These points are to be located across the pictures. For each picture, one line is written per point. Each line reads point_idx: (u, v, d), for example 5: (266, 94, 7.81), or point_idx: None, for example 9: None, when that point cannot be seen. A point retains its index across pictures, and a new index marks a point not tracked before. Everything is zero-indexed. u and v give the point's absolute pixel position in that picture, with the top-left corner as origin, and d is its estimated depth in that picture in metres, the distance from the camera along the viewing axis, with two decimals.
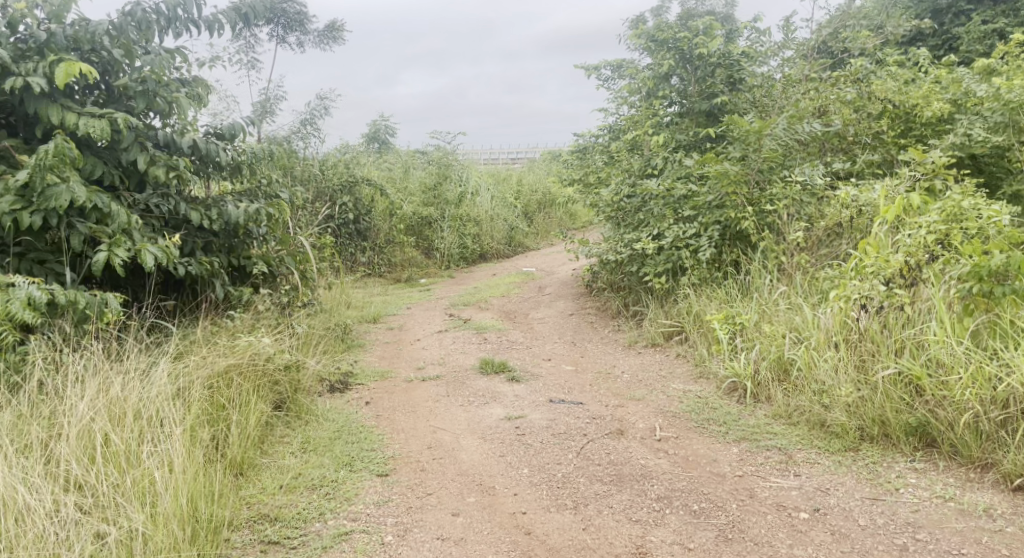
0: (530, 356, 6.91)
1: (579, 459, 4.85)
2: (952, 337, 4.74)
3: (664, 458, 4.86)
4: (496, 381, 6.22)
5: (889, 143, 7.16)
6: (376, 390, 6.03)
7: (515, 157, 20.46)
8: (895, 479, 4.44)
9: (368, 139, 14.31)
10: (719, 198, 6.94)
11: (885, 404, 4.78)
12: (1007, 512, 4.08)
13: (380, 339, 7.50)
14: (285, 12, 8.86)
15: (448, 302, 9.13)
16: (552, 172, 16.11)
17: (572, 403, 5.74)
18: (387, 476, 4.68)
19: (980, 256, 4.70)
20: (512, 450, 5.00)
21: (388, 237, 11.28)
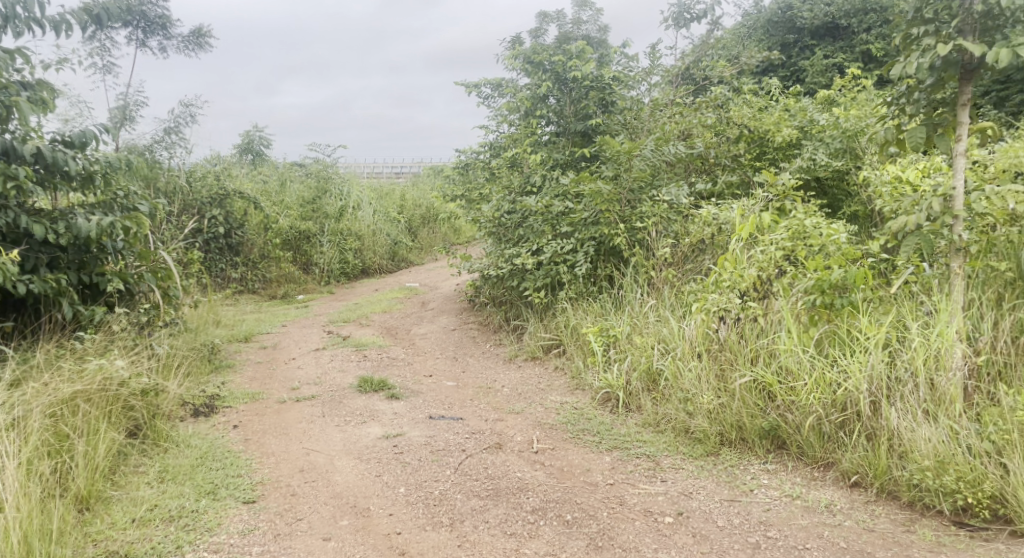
0: (410, 373, 6.91)
1: (456, 476, 4.91)
2: (798, 345, 5.05)
3: (540, 470, 4.98)
4: (374, 399, 6.20)
5: (745, 166, 7.57)
6: (245, 412, 5.90)
7: (399, 172, 20.36)
8: (749, 481, 4.72)
9: (240, 150, 13.90)
10: (595, 215, 7.19)
11: (741, 410, 5.06)
12: (845, 507, 4.39)
13: (251, 359, 7.34)
14: (145, 15, 8.59)
15: (325, 320, 9.01)
16: (435, 185, 16.23)
17: (451, 419, 5.81)
18: (254, 503, 4.60)
19: (821, 271, 5.10)
20: (388, 469, 5.01)
21: (262, 253, 11.10)
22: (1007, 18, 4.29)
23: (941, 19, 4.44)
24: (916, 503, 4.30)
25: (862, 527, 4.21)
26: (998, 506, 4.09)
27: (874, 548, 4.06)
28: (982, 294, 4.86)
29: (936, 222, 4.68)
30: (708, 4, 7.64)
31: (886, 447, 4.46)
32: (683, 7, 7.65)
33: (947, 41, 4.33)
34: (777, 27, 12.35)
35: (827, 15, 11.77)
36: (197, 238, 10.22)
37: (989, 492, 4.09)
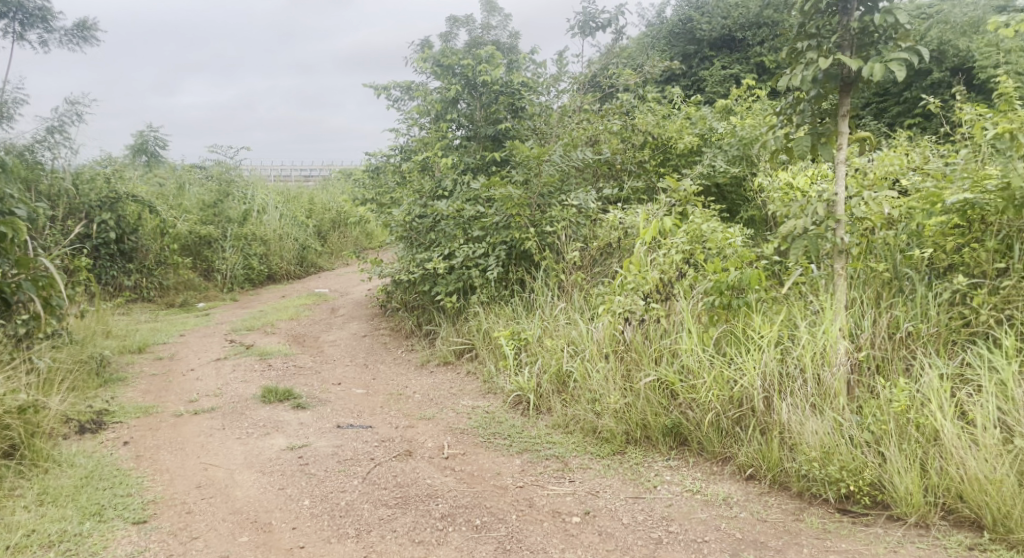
0: (318, 381, 6.84)
1: (363, 485, 4.89)
2: (697, 345, 5.24)
3: (449, 475, 5.01)
4: (279, 410, 6.12)
5: (650, 171, 7.83)
6: (137, 428, 5.73)
7: (307, 175, 20.09)
8: (653, 477, 4.86)
9: (133, 151, 13.36)
10: (505, 219, 7.25)
11: (646, 409, 5.21)
12: (742, 499, 4.57)
13: (146, 371, 7.12)
14: (23, 6, 8.25)
15: (228, 328, 8.80)
16: (344, 187, 16.11)
17: (360, 427, 5.78)
18: (144, 523, 4.50)
19: (720, 273, 5.33)
20: (292, 482, 4.95)
21: (158, 259, 10.60)
22: (881, 35, 4.58)
23: (823, 35, 4.71)
24: (804, 493, 4.52)
25: (756, 518, 4.40)
26: (877, 493, 4.34)
27: (767, 537, 4.25)
28: (863, 294, 5.17)
29: (821, 226, 4.96)
30: (612, 13, 7.83)
31: (778, 440, 4.67)
32: (588, 16, 7.82)
33: (828, 55, 4.61)
34: (678, 38, 12.95)
35: (724, 27, 12.45)
36: (84, 244, 9.66)
37: (869, 480, 4.34)
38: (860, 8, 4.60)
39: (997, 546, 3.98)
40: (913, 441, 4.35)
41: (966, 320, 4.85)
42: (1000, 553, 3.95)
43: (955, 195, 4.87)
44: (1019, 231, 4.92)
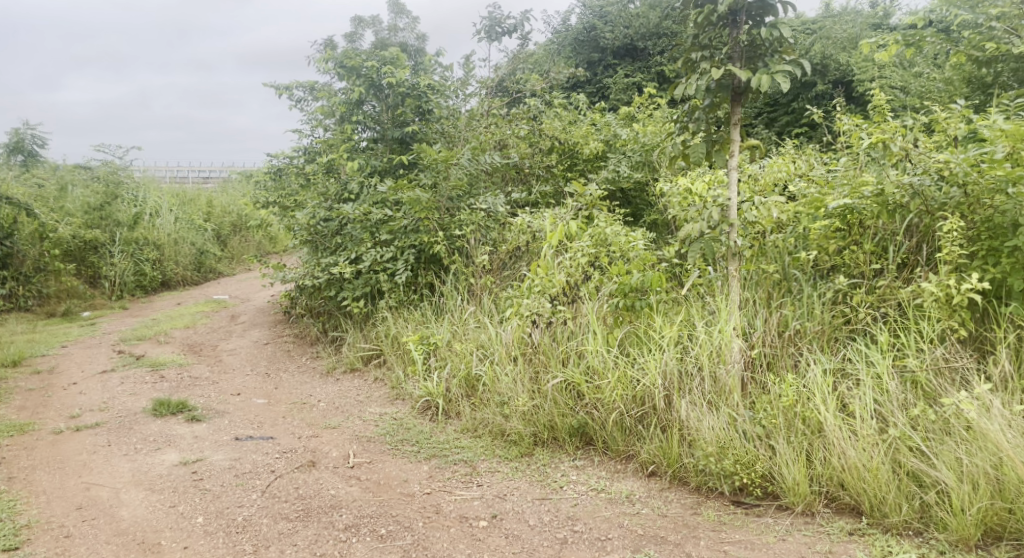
0: (214, 392, 6.67)
1: (263, 499, 4.80)
2: (602, 345, 5.35)
3: (355, 485, 4.96)
4: (171, 423, 5.95)
5: (557, 175, 8.02)
6: (11, 447, 5.48)
7: (204, 176, 19.53)
8: (559, 478, 4.93)
9: (10, 150, 12.87)
10: (414, 223, 7.24)
11: (553, 410, 5.28)
12: (644, 496, 4.69)
13: (23, 387, 6.80)
14: None
15: (117, 338, 8.47)
16: (243, 191, 15.75)
17: (260, 439, 5.67)
18: (16, 550, 4.31)
19: (623, 276, 5.54)
20: (184, 499, 4.82)
21: (37, 265, 10.12)
22: (767, 48, 4.82)
23: (715, 46, 4.92)
24: (702, 487, 4.67)
25: (657, 513, 4.53)
26: (767, 484, 4.52)
27: (667, 532, 4.37)
28: (756, 294, 5.49)
29: (715, 230, 5.18)
30: (518, 19, 7.93)
31: (677, 437, 4.81)
32: (494, 21, 7.90)
33: (720, 66, 4.82)
34: (583, 46, 13.23)
35: (626, 36, 12.85)
36: None
37: (761, 472, 4.51)
38: (748, 22, 4.83)
39: (875, 530, 4.19)
40: (799, 434, 4.56)
41: (847, 318, 5.16)
42: (877, 536, 4.16)
43: (837, 200, 5.29)
44: (894, 235, 5.29)
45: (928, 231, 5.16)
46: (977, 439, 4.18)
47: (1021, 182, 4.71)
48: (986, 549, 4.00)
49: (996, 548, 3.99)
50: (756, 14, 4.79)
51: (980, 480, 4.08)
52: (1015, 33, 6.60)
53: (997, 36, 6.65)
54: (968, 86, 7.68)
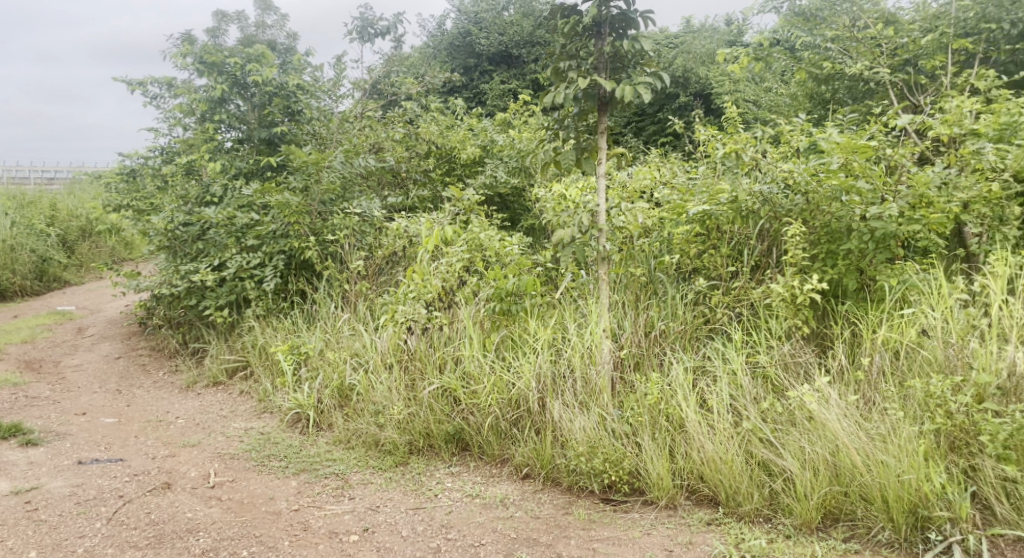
0: (56, 413, 6.22)
1: (109, 527, 4.50)
2: (479, 350, 5.30)
3: (215, 506, 4.72)
4: (4, 448, 5.50)
5: (435, 180, 8.03)
6: None
7: (50, 177, 18.41)
8: (434, 486, 4.84)
9: None
10: (283, 228, 7.02)
11: (429, 417, 5.19)
12: (517, 499, 4.66)
13: None
14: None
15: None
16: (91, 193, 14.91)
17: (109, 461, 5.32)
18: None
19: (499, 280, 5.51)
20: (16, 532, 4.46)
21: None
22: (630, 60, 4.95)
23: (581, 57, 4.99)
24: (573, 486, 4.70)
25: (529, 516, 4.51)
26: (634, 480, 4.59)
27: (539, 534, 4.36)
28: (624, 296, 5.64)
29: (585, 234, 5.25)
30: (390, 21, 7.82)
31: (550, 438, 4.82)
32: (366, 22, 7.77)
33: (586, 76, 4.91)
34: (458, 50, 13.88)
35: (501, 43, 13.44)
36: None
37: (628, 469, 4.58)
38: (612, 35, 4.93)
39: (730, 519, 4.33)
40: (663, 430, 4.67)
41: (706, 318, 5.42)
42: (731, 524, 4.29)
43: (696, 207, 5.55)
44: (748, 239, 5.63)
45: (777, 236, 5.52)
46: (818, 428, 4.37)
47: (853, 191, 5.24)
48: (826, 531, 4.20)
49: (834, 529, 4.20)
50: (619, 27, 4.90)
51: (821, 466, 4.26)
52: (846, 54, 7.01)
53: (832, 57, 7.04)
54: (811, 101, 7.95)
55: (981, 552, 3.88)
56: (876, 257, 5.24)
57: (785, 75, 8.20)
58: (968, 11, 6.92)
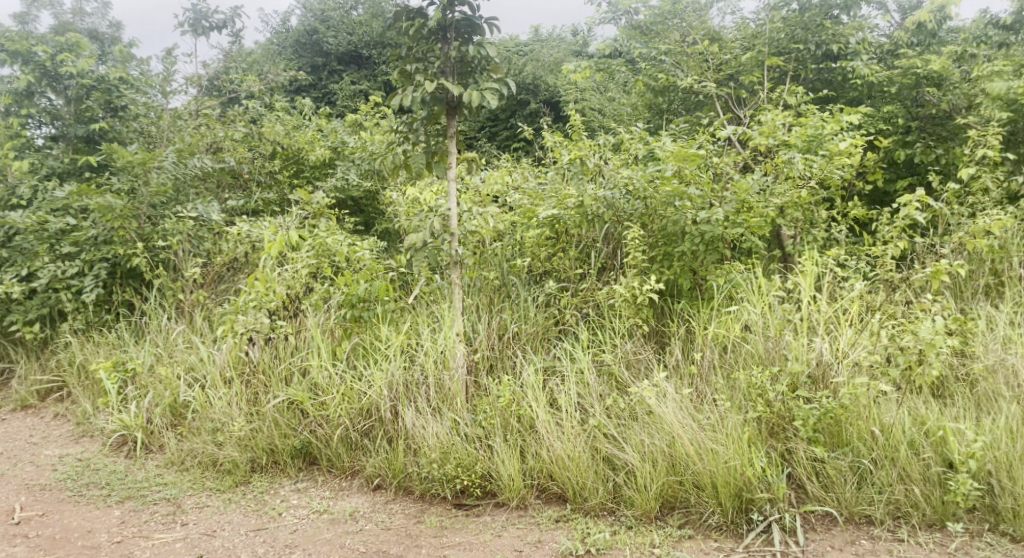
0: None
1: None
2: (328, 361, 5.25)
3: (21, 545, 4.51)
4: None
5: (282, 183, 7.86)
6: None
7: None
8: (278, 505, 4.76)
9: None
10: (105, 233, 6.61)
11: (274, 432, 5.09)
12: (367, 512, 4.66)
13: None
14: None
15: None
16: None
17: None
18: None
19: (350, 285, 5.46)
20: None
21: None
22: (476, 66, 5.05)
23: (428, 59, 5.00)
24: (426, 494, 4.75)
25: (380, 528, 4.53)
26: (486, 483, 4.70)
27: (390, 545, 4.40)
28: (478, 299, 5.72)
29: (438, 239, 5.31)
30: (226, 14, 7.60)
31: (403, 448, 4.85)
32: (199, 14, 7.51)
33: (434, 79, 4.94)
34: (304, 48, 14.09)
35: (349, 43, 13.76)
36: None
37: (480, 472, 4.69)
38: (457, 39, 5.02)
39: (577, 515, 4.52)
40: (515, 431, 4.82)
41: (556, 320, 5.61)
42: (578, 520, 4.49)
43: (545, 210, 5.79)
44: (594, 242, 5.90)
45: (620, 239, 5.82)
46: (656, 421, 4.64)
47: (685, 197, 5.62)
48: (663, 519, 4.46)
49: (670, 517, 4.47)
50: (465, 31, 5.02)
51: (659, 457, 4.51)
52: (678, 66, 7.53)
53: (666, 68, 7.58)
54: (648, 111, 8.24)
55: (796, 529, 4.25)
56: (707, 258, 5.62)
57: (626, 85, 8.63)
58: (781, 31, 7.48)
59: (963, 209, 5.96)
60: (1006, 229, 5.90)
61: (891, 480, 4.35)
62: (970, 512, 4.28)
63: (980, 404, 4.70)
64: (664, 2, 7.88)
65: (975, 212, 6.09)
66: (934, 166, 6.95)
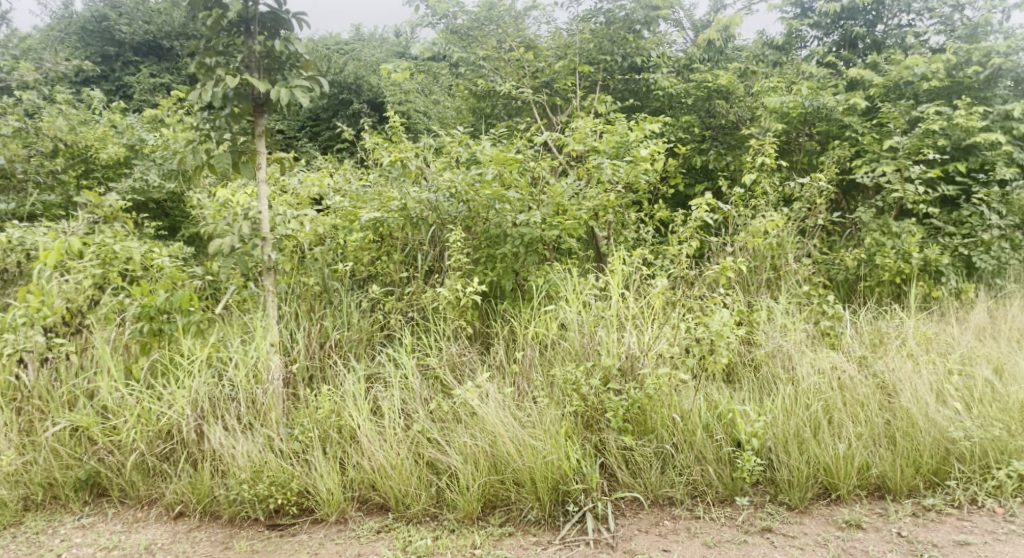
0: None
1: None
2: (121, 381, 4.78)
3: None
4: None
5: (68, 184, 7.12)
6: None
7: None
8: (57, 545, 4.30)
9: None
10: None
11: (54, 464, 4.60)
12: (166, 543, 4.31)
13: None
14: None
15: None
16: None
17: None
18: None
19: (148, 297, 4.96)
20: None
21: None
22: (285, 61, 4.78)
23: (230, 53, 4.71)
24: (235, 518, 4.45)
25: None
26: (303, 500, 4.47)
27: None
28: (297, 307, 5.40)
29: (248, 244, 4.98)
30: None
31: (209, 470, 4.53)
32: None
33: (236, 74, 4.63)
34: (93, 36, 13.49)
35: (147, 33, 13.56)
36: None
37: (296, 489, 4.45)
38: (262, 33, 4.74)
39: (399, 523, 4.38)
40: (334, 443, 4.62)
41: (382, 324, 5.46)
42: (401, 529, 4.35)
43: (368, 213, 5.60)
44: (420, 245, 5.78)
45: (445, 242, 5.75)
46: (479, 423, 4.58)
47: (504, 200, 5.60)
48: (485, 519, 4.41)
49: (491, 516, 4.42)
50: (270, 25, 4.74)
51: (481, 458, 4.46)
52: (497, 72, 7.75)
53: (485, 74, 7.79)
54: (473, 115, 8.32)
55: (609, 516, 4.32)
56: (528, 259, 5.64)
57: (452, 89, 8.54)
58: (589, 42, 7.70)
59: (747, 211, 6.32)
60: (780, 228, 6.23)
61: (689, 461, 4.52)
62: (754, 485, 4.51)
63: (761, 387, 4.97)
64: (480, 4, 7.68)
65: (756, 212, 6.45)
66: (724, 172, 7.40)
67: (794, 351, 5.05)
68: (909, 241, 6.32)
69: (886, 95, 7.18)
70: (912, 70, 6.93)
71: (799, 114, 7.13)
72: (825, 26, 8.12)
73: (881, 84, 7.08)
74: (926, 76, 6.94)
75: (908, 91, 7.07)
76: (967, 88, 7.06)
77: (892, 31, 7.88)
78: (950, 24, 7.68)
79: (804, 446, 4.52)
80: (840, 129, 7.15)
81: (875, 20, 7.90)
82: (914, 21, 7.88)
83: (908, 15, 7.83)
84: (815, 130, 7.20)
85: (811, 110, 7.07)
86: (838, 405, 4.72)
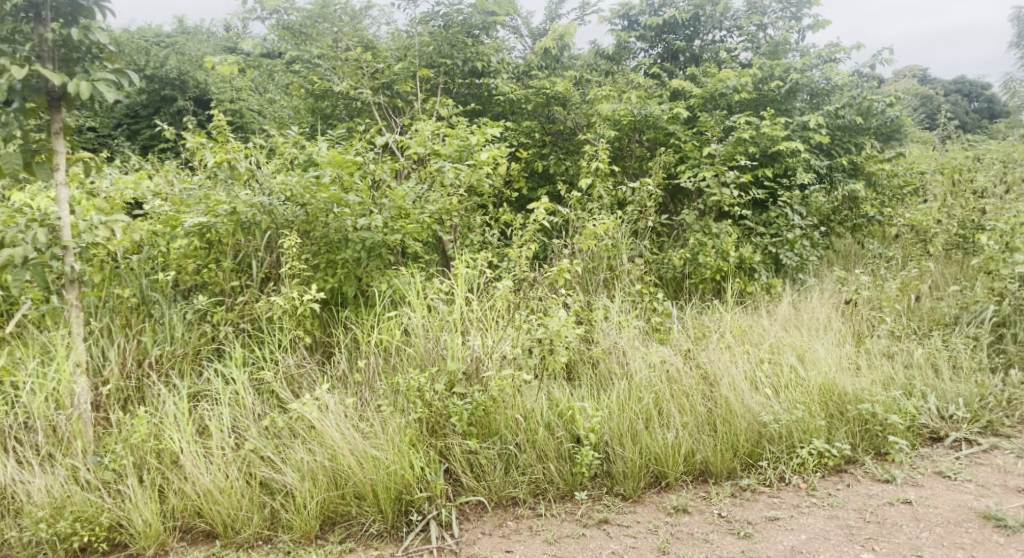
0: None
1: None
2: None
3: None
4: None
5: None
6: None
7: None
8: None
9: None
10: None
11: None
12: None
13: None
14: None
15: None
16: None
17: None
18: None
19: None
20: None
21: None
22: (83, 52, 4.34)
23: (16, 41, 4.22)
24: None
25: None
26: (115, 534, 4.07)
27: None
28: (109, 322, 4.97)
29: (45, 254, 4.45)
30: None
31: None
32: None
33: (23, 65, 4.16)
34: None
35: None
36: None
37: (107, 523, 4.05)
38: (57, 20, 4.27)
39: (228, 551, 4.06)
40: (153, 469, 4.22)
41: (212, 337, 5.03)
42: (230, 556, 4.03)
43: (192, 218, 5.07)
44: (256, 251, 5.41)
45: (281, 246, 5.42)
46: (317, 437, 4.32)
47: (343, 204, 5.32)
48: (325, 536, 4.17)
49: (331, 533, 4.18)
50: (65, 12, 4.29)
51: (319, 473, 4.22)
52: (334, 72, 7.47)
53: (321, 73, 7.48)
54: (312, 115, 7.97)
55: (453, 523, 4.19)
56: (370, 263, 5.42)
57: (287, 87, 8.16)
58: (428, 45, 7.54)
59: (586, 213, 6.33)
60: (614, 230, 6.30)
61: (532, 460, 4.45)
62: (592, 479, 4.49)
63: (599, 382, 5.01)
64: (314, 1, 7.29)
65: (592, 214, 6.49)
66: (563, 176, 7.46)
67: (630, 348, 5.10)
68: (726, 240, 6.55)
69: (704, 106, 7.44)
70: (725, 83, 7.18)
71: (630, 122, 7.24)
72: (649, 39, 8.34)
73: (698, 95, 7.32)
74: (737, 89, 7.23)
75: (722, 102, 7.37)
76: (771, 101, 7.46)
77: (707, 46, 8.19)
78: (756, 42, 8.08)
79: (637, 438, 4.56)
80: (665, 136, 7.32)
81: (692, 35, 8.22)
82: (726, 38, 8.23)
83: (720, 32, 8.18)
84: (644, 137, 7.38)
85: (639, 118, 7.21)
86: (667, 396, 4.79)
